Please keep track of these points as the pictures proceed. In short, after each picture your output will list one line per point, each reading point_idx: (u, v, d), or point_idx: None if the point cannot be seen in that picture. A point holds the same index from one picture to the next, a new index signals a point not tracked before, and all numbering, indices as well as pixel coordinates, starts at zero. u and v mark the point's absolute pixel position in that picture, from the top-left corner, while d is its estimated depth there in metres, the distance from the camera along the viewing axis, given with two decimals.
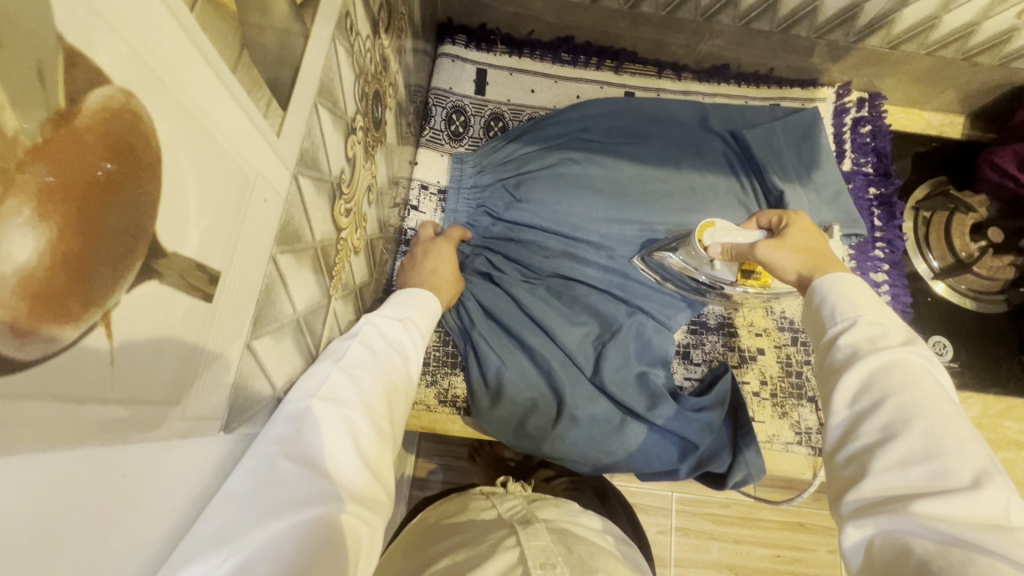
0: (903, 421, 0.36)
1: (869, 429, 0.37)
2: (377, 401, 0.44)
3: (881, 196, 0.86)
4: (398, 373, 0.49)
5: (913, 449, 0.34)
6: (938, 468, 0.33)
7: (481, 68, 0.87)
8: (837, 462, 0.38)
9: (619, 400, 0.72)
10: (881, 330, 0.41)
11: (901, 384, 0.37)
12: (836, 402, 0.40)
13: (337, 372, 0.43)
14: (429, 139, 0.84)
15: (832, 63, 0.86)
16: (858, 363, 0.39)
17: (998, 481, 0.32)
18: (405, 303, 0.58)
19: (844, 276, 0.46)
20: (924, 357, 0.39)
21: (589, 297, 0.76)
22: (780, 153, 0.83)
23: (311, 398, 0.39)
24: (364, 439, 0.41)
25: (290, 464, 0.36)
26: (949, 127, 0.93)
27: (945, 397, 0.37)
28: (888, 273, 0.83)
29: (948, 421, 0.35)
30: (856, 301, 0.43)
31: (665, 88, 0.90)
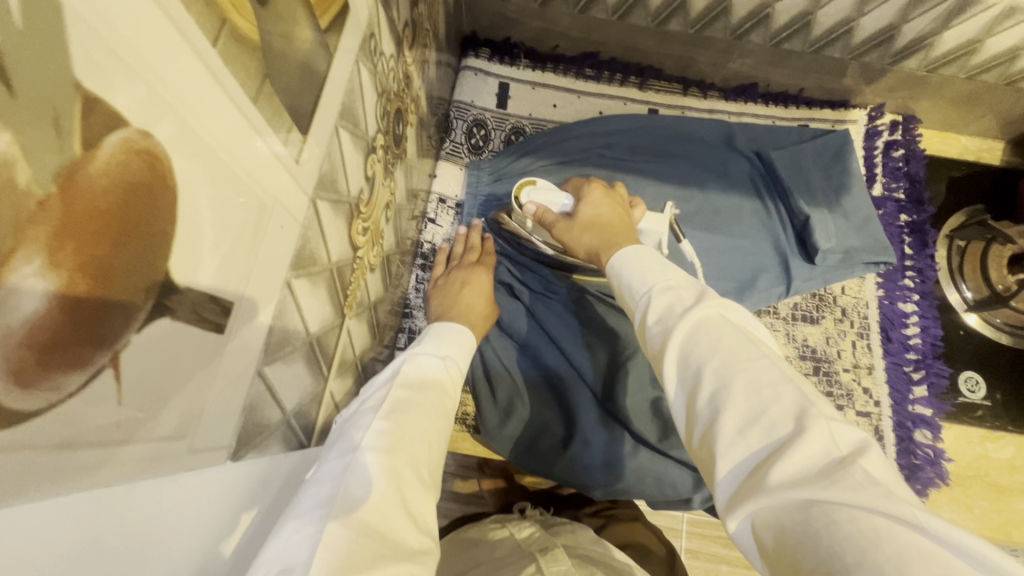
0: (724, 383, 0.33)
1: (702, 406, 0.33)
2: (424, 446, 0.39)
3: (913, 223, 0.84)
4: (445, 414, 0.44)
5: (742, 413, 0.31)
6: (768, 423, 0.30)
7: (504, 82, 0.87)
8: (693, 448, 0.33)
9: (632, 426, 0.70)
10: (678, 291, 0.39)
11: (709, 343, 0.35)
12: (671, 387, 0.36)
13: (379, 420, 0.38)
14: (449, 152, 0.84)
15: (866, 84, 0.84)
16: (669, 337, 0.36)
17: (816, 415, 0.30)
18: (443, 341, 0.54)
19: (632, 251, 0.45)
20: (720, 303, 0.37)
21: (606, 318, 0.74)
22: (808, 176, 0.81)
23: (354, 453, 0.35)
24: (415, 489, 0.35)
25: (340, 526, 0.30)
26: (987, 153, 0.89)
27: (744, 338, 0.34)
28: (918, 304, 0.80)
29: (757, 365, 0.33)
30: (645, 272, 0.43)
31: (690, 106, 0.89)
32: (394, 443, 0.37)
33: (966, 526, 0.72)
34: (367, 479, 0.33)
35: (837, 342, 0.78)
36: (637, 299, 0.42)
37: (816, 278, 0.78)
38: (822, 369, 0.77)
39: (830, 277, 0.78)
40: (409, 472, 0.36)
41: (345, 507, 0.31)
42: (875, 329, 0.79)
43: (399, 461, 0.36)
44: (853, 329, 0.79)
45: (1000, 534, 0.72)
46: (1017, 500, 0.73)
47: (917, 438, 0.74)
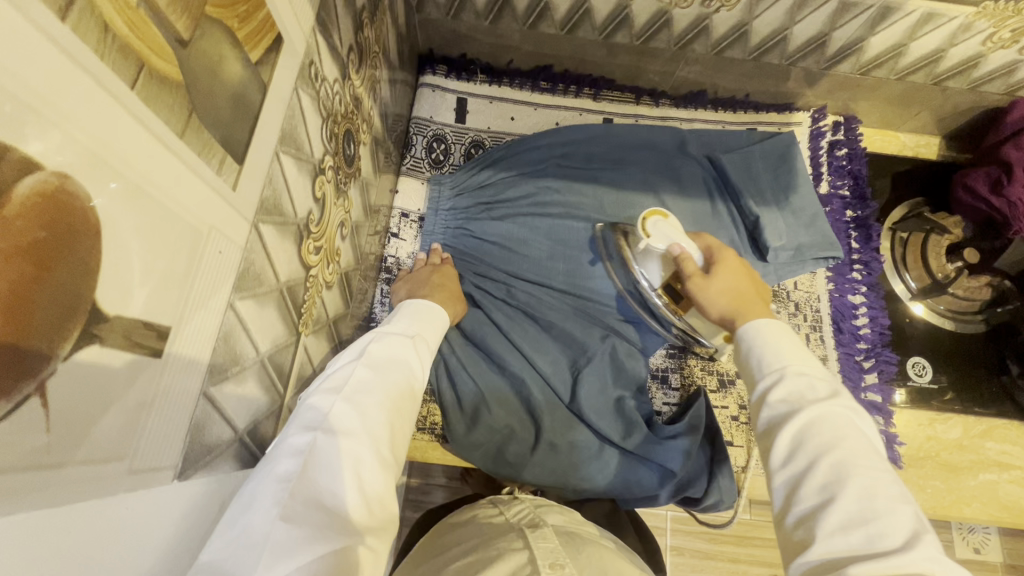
0: (838, 480, 0.37)
1: (809, 491, 0.38)
2: (383, 427, 0.41)
3: (858, 218, 0.87)
4: (408, 392, 0.46)
5: (846, 512, 0.35)
6: (875, 531, 0.34)
7: (461, 97, 0.89)
8: (787, 527, 0.39)
9: (596, 426, 0.73)
10: (812, 383, 0.44)
11: (830, 441, 0.39)
12: (778, 464, 0.41)
13: (340, 401, 0.40)
14: (409, 167, 0.86)
15: (807, 87, 0.88)
16: (793, 419, 0.42)
17: (927, 539, 0.33)
18: (415, 319, 0.55)
19: (766, 324, 0.50)
20: (849, 409, 0.41)
21: (566, 324, 0.77)
22: (758, 177, 0.84)
23: (315, 432, 0.37)
24: (370, 469, 0.38)
25: (300, 508, 0.33)
26: (924, 148, 0.94)
27: (868, 448, 0.39)
28: (866, 295, 0.84)
29: (874, 476, 0.37)
30: (783, 352, 0.47)
31: (643, 114, 0.92)
32: (356, 426, 0.39)
33: (919, 505, 0.75)
34: (328, 467, 0.36)
35: None
36: (765, 372, 0.47)
37: (768, 275, 0.81)
38: None
39: (782, 273, 0.81)
40: (366, 455, 0.38)
41: (303, 488, 0.34)
42: (827, 321, 0.82)
43: (357, 443, 0.38)
44: (807, 323, 0.82)
45: (951, 510, 0.75)
46: (966, 477, 0.77)
47: (869, 424, 0.78)
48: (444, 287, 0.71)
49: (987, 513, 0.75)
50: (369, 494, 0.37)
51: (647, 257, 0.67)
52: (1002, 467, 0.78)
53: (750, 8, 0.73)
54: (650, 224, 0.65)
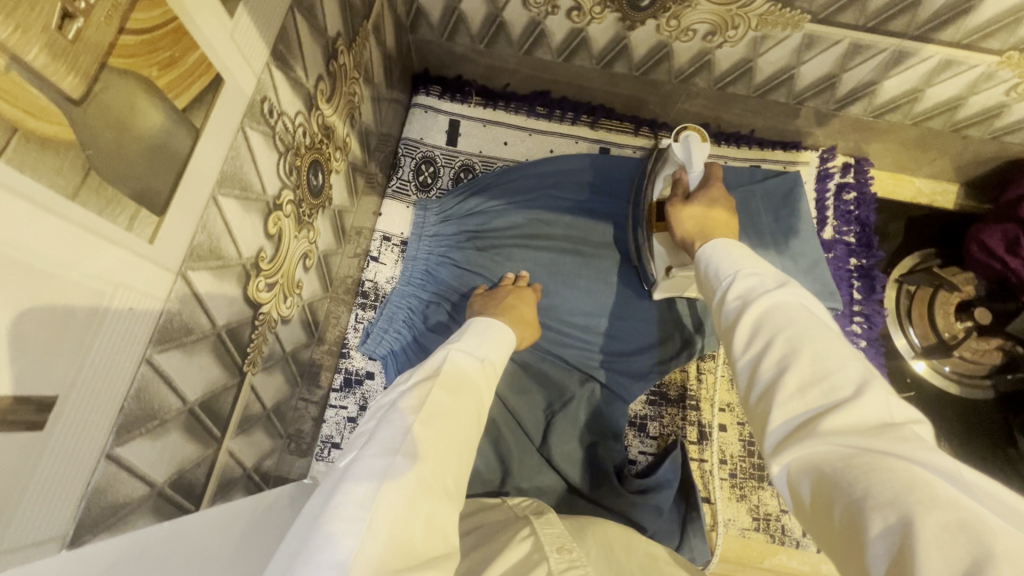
0: (791, 352, 0.35)
1: (766, 368, 0.35)
2: (451, 459, 0.39)
3: (862, 267, 0.82)
4: (476, 423, 0.44)
5: (804, 379, 0.33)
6: (828, 386, 0.32)
7: (454, 119, 0.86)
8: (750, 404, 0.36)
9: (565, 474, 0.69)
10: (761, 277, 0.41)
11: (783, 322, 0.36)
12: (738, 352, 0.38)
13: (415, 424, 0.39)
14: (395, 189, 0.83)
15: (817, 126, 0.83)
16: (746, 311, 0.39)
17: (878, 385, 0.31)
18: (484, 340, 0.53)
19: (728, 242, 0.47)
20: (798, 294, 0.39)
21: (542, 365, 0.74)
22: (757, 219, 0.81)
23: (394, 455, 0.36)
24: (440, 504, 0.36)
25: (376, 529, 0.31)
26: (941, 196, 0.89)
27: (820, 322, 0.36)
28: (864, 350, 0.78)
29: (827, 338, 0.35)
30: (735, 260, 0.44)
31: (642, 146, 0.88)
32: (426, 451, 0.38)
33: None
34: (402, 488, 0.34)
35: None
36: (720, 283, 0.44)
37: None
38: None
39: None
40: (437, 488, 0.36)
41: (380, 509, 0.32)
42: None
43: (430, 470, 0.37)
44: None
45: None
46: None
47: None
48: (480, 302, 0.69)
49: None
50: (439, 529, 0.35)
51: (668, 165, 0.70)
52: None
53: (754, 45, 0.70)
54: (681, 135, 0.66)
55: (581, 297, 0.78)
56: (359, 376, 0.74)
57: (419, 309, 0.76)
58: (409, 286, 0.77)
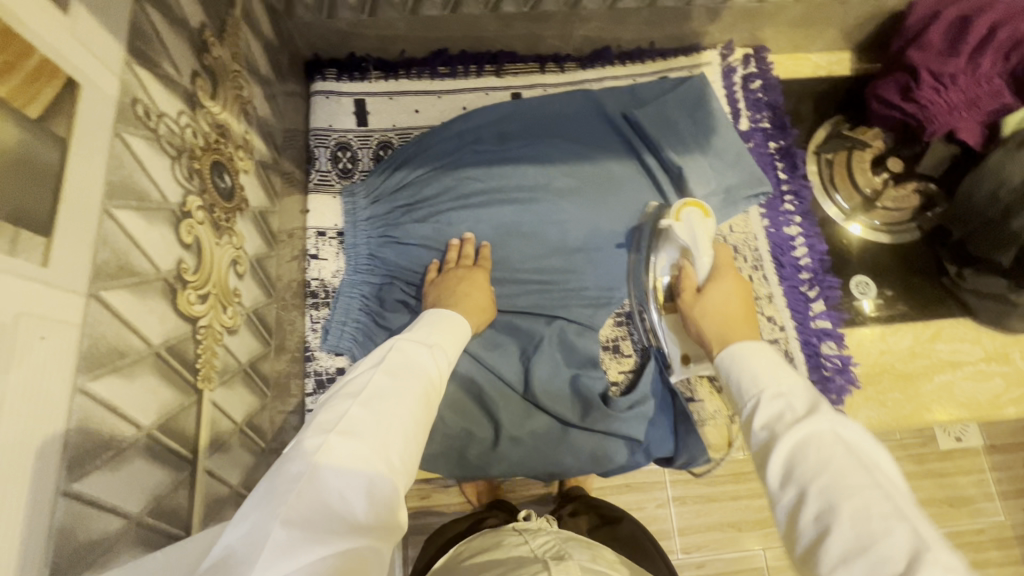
0: (831, 507, 0.36)
1: (807, 521, 0.37)
2: (399, 438, 0.39)
3: (781, 148, 0.86)
4: (430, 402, 0.44)
5: (849, 536, 0.34)
6: (876, 558, 0.33)
7: (359, 98, 0.83)
8: (796, 557, 0.37)
9: (554, 412, 0.72)
10: (787, 401, 0.43)
11: (816, 468, 0.38)
12: (775, 493, 0.40)
13: (354, 406, 0.39)
14: (317, 182, 0.80)
15: (710, 23, 0.85)
16: (777, 446, 0.40)
17: (930, 560, 0.31)
18: (434, 330, 0.52)
19: (741, 346, 0.51)
20: (832, 424, 0.40)
21: (509, 316, 0.75)
22: (677, 128, 0.84)
23: (328, 434, 0.36)
24: (383, 479, 0.37)
25: (301, 509, 0.33)
26: (837, 65, 0.93)
27: (856, 463, 0.37)
28: (801, 224, 0.83)
29: (868, 485, 0.36)
30: (756, 375, 0.47)
31: (551, 83, 0.88)
32: (367, 428, 0.38)
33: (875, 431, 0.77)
34: (334, 467, 0.35)
35: None
36: (745, 398, 0.46)
37: None
38: None
39: (715, 217, 0.81)
40: (379, 470, 0.37)
41: (311, 493, 0.34)
42: (768, 259, 0.81)
43: (368, 448, 0.37)
44: (748, 264, 0.81)
45: (913, 418, 0.77)
46: (922, 383, 0.78)
47: (824, 351, 0.78)
48: (469, 294, 0.68)
49: (946, 413, 0.77)
50: (382, 505, 0.36)
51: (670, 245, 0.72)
52: (955, 366, 0.79)
53: None
54: (686, 210, 0.69)
55: (531, 242, 0.80)
56: (330, 375, 0.73)
57: (372, 293, 0.74)
58: (357, 275, 0.75)
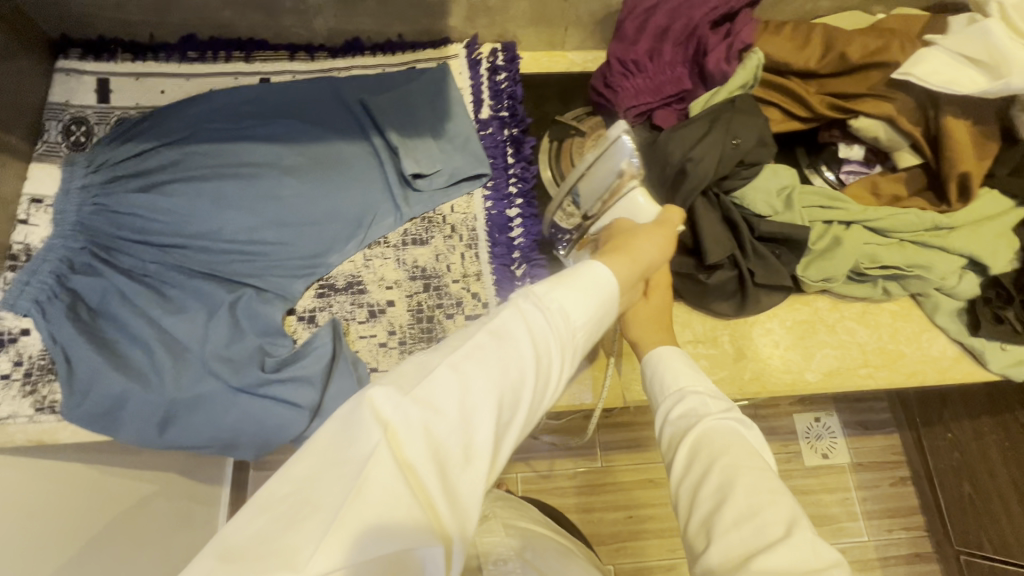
0: (728, 483, 0.48)
1: (707, 495, 0.49)
2: (485, 410, 0.40)
3: (514, 135, 0.88)
4: (538, 365, 0.44)
5: (737, 509, 0.46)
6: (763, 523, 0.44)
7: (102, 77, 0.87)
8: (692, 534, 0.48)
9: (224, 376, 0.71)
10: (704, 402, 0.57)
11: (714, 451, 0.51)
12: (682, 470, 0.52)
13: (443, 372, 0.40)
14: (42, 152, 0.82)
15: (446, 18, 0.90)
16: (687, 437, 0.54)
17: (803, 529, 0.44)
18: (568, 282, 0.49)
19: (672, 349, 0.64)
20: (734, 420, 0.54)
21: (200, 283, 0.75)
22: (412, 113, 0.87)
23: (406, 396, 0.38)
24: (456, 464, 0.37)
25: (379, 471, 0.34)
26: (591, 63, 0.98)
27: (744, 450, 0.51)
28: (522, 206, 0.84)
29: (748, 471, 0.49)
30: (684, 378, 0.60)
31: (300, 70, 0.91)
32: (452, 398, 0.39)
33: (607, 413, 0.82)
34: (409, 435, 0.36)
35: (446, 257, 0.81)
36: (669, 395, 0.59)
37: (421, 201, 0.83)
38: (432, 285, 0.79)
39: (434, 197, 0.83)
40: (456, 440, 0.38)
41: (375, 470, 0.34)
42: (482, 238, 0.82)
43: (454, 428, 0.38)
44: (462, 242, 0.82)
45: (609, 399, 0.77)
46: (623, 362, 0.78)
47: None
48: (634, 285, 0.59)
49: None
50: (457, 495, 0.37)
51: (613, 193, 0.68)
52: None
53: None
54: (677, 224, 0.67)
55: (245, 213, 0.80)
56: (10, 334, 0.73)
57: (69, 257, 0.76)
58: (58, 239, 0.76)
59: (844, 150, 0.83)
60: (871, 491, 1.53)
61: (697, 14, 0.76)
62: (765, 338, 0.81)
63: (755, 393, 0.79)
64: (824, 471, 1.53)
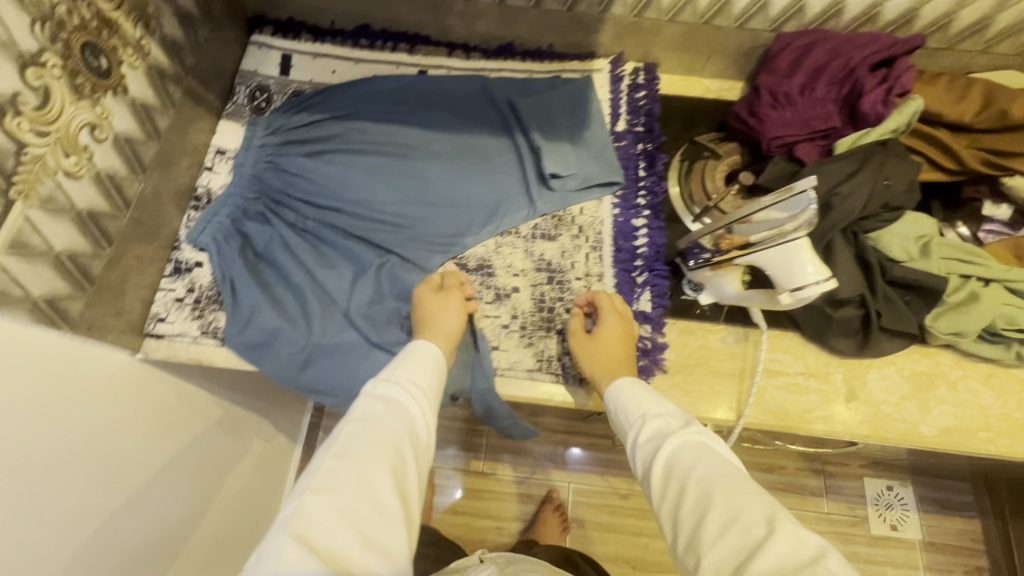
0: (703, 489, 0.53)
1: (687, 510, 0.52)
2: (376, 475, 0.52)
3: (648, 150, 0.92)
4: (405, 429, 0.58)
5: (717, 517, 0.50)
6: (746, 523, 0.48)
7: (286, 53, 0.98)
8: (679, 549, 0.52)
9: (365, 331, 0.78)
10: (670, 420, 0.61)
11: (692, 461, 0.56)
12: (661, 492, 0.56)
13: (327, 464, 0.53)
14: (230, 112, 0.93)
15: (597, 34, 0.96)
16: (659, 454, 0.58)
17: (781, 518, 0.48)
18: (402, 363, 0.66)
19: (626, 379, 0.69)
20: (697, 432, 0.59)
21: (352, 244, 0.83)
22: (553, 118, 0.93)
23: (303, 497, 0.50)
24: (368, 520, 0.50)
25: (297, 563, 0.45)
26: (727, 92, 1.01)
27: (721, 460, 0.55)
28: (648, 218, 0.88)
29: (721, 477, 0.53)
30: (643, 402, 0.65)
31: (455, 66, 0.99)
32: (337, 476, 0.52)
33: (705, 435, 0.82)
34: (311, 520, 0.48)
35: (571, 254, 0.85)
36: (635, 420, 0.64)
37: (553, 200, 0.88)
38: (556, 279, 0.84)
39: (566, 198, 0.88)
40: (364, 505, 0.50)
41: (287, 565, 0.45)
42: (608, 243, 0.86)
43: (341, 497, 0.50)
44: (588, 243, 0.86)
45: (714, 414, 0.78)
46: (730, 383, 0.80)
47: (637, 332, 0.81)
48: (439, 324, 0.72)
49: (754, 418, 0.78)
50: (377, 542, 0.49)
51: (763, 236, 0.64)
52: (772, 374, 0.80)
53: None
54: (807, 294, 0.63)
55: (393, 188, 0.88)
56: (188, 265, 0.83)
57: (242, 204, 0.85)
58: (235, 187, 0.86)
59: (988, 208, 0.81)
60: (940, 575, 1.41)
61: (857, 55, 0.78)
62: (879, 382, 0.80)
63: (864, 436, 0.78)
64: (890, 542, 1.44)
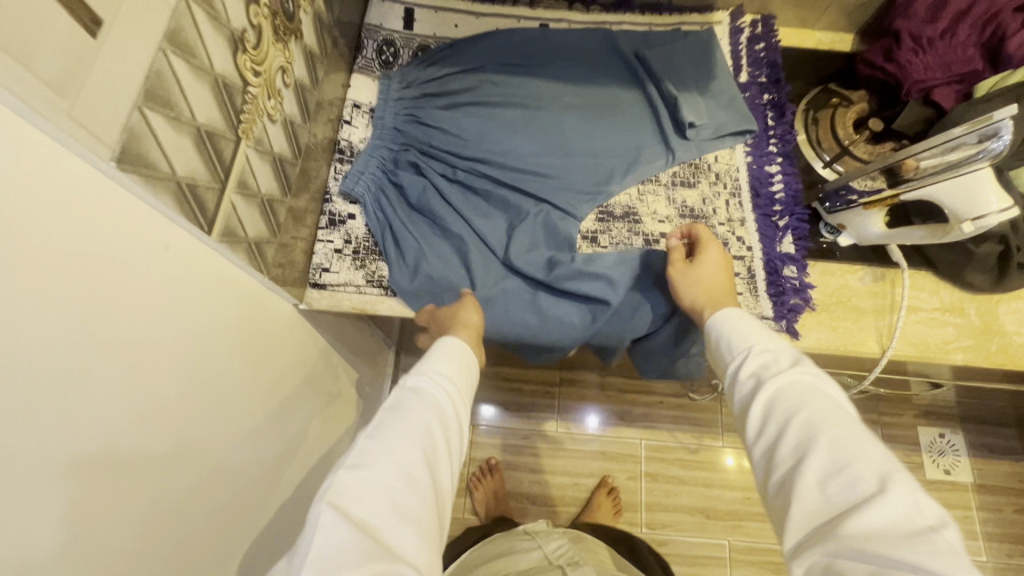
0: (807, 437, 0.45)
1: (785, 453, 0.46)
2: (411, 457, 0.47)
3: (773, 100, 0.95)
4: (441, 415, 0.52)
5: (821, 463, 0.43)
6: (851, 478, 0.41)
7: (408, 7, 0.98)
8: (771, 494, 0.46)
9: (526, 275, 0.81)
10: (774, 356, 0.53)
11: (798, 402, 0.48)
12: (757, 432, 0.49)
13: (364, 441, 0.47)
14: (361, 66, 0.93)
15: None
16: (761, 390, 0.50)
17: (896, 477, 0.40)
18: (442, 353, 0.59)
19: (733, 310, 0.61)
20: (809, 371, 0.50)
21: (503, 194, 0.85)
22: (679, 69, 0.94)
23: (339, 472, 0.44)
24: (406, 504, 0.44)
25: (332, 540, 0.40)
26: (840, 43, 1.03)
27: (827, 403, 0.47)
28: (781, 164, 0.90)
29: (828, 424, 0.45)
30: (748, 333, 0.57)
31: (576, 19, 0.99)
32: (373, 455, 0.45)
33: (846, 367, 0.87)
34: (350, 496, 0.43)
35: (712, 201, 0.88)
36: (736, 352, 0.56)
37: (689, 148, 0.89)
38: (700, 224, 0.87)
39: (700, 148, 0.90)
40: (400, 485, 0.44)
41: (321, 541, 0.39)
42: (745, 190, 0.89)
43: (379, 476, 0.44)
44: (726, 189, 0.89)
45: (860, 346, 0.82)
46: (870, 319, 0.84)
47: (784, 273, 0.84)
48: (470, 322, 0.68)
49: (898, 350, 0.82)
50: (411, 527, 0.43)
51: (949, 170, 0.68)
52: (911, 309, 0.84)
53: None
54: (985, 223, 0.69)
55: (533, 139, 0.89)
56: (341, 217, 0.84)
57: (389, 157, 0.87)
58: (380, 141, 0.88)
59: None
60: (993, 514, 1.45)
61: None
62: (1010, 315, 0.84)
63: (1001, 364, 0.83)
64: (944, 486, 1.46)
